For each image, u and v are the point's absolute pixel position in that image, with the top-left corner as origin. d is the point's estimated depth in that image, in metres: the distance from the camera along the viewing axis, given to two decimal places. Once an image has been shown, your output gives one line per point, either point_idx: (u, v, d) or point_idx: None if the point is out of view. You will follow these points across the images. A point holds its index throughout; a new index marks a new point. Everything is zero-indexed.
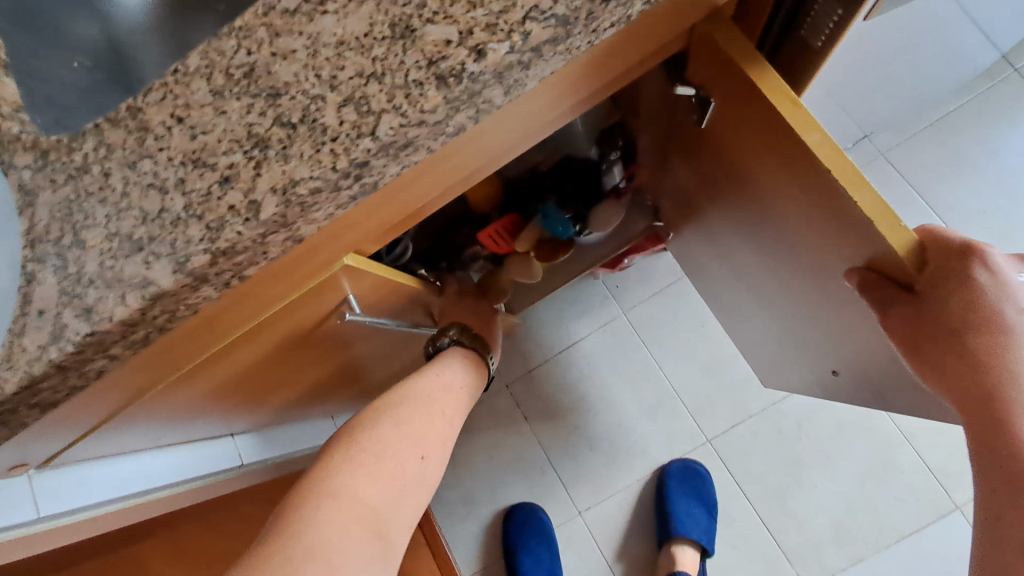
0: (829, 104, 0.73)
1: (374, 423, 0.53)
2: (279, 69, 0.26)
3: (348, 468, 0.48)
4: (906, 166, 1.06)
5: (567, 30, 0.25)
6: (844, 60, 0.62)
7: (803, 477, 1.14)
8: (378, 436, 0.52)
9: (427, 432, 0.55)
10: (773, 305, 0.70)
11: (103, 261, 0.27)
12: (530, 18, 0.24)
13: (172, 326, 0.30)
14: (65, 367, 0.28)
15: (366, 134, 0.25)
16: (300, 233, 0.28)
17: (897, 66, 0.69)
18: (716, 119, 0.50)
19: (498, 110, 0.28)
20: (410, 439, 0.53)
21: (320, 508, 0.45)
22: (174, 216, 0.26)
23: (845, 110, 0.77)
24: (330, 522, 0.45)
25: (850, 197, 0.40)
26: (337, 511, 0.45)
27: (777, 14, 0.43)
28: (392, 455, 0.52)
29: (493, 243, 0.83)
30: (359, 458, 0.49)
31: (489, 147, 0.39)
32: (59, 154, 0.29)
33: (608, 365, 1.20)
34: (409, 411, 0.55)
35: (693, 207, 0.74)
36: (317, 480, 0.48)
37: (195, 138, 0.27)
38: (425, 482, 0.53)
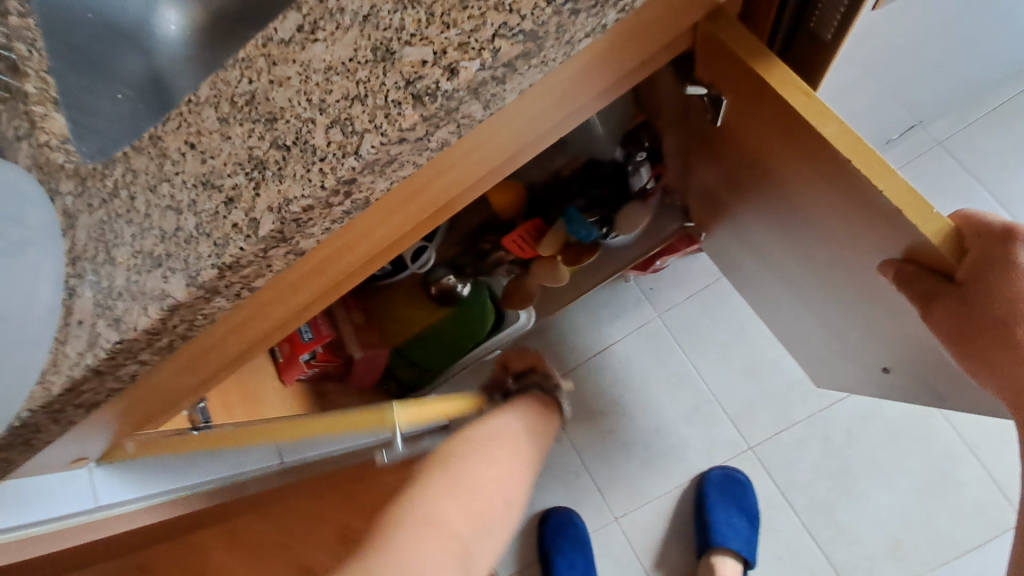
0: (868, 94, 0.69)
1: (466, 456, 0.56)
2: (276, 96, 0.29)
3: (442, 497, 0.51)
4: (966, 155, 0.98)
5: (538, 44, 0.26)
6: (879, 48, 0.58)
7: (853, 488, 1.08)
8: (472, 471, 0.54)
9: (512, 476, 0.58)
10: (809, 304, 0.67)
11: (130, 276, 0.30)
12: (500, 35, 0.25)
13: (192, 334, 0.33)
14: (101, 371, 0.31)
15: (350, 153, 0.27)
16: (300, 246, 0.30)
17: (944, 48, 0.65)
18: (730, 116, 0.48)
19: (481, 123, 0.29)
20: (500, 480, 0.56)
21: (418, 532, 0.47)
22: (188, 234, 0.29)
23: (891, 98, 0.73)
24: (426, 546, 0.46)
25: (877, 186, 0.37)
26: (433, 537, 0.47)
27: (786, 7, 0.42)
28: (484, 488, 0.54)
29: (517, 248, 0.84)
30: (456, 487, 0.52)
31: (489, 157, 0.40)
32: (95, 181, 0.32)
33: (644, 369, 1.18)
34: (499, 448, 0.58)
35: (722, 206, 0.71)
36: (411, 506, 0.49)
37: (205, 163, 0.30)
38: (504, 521, 0.56)
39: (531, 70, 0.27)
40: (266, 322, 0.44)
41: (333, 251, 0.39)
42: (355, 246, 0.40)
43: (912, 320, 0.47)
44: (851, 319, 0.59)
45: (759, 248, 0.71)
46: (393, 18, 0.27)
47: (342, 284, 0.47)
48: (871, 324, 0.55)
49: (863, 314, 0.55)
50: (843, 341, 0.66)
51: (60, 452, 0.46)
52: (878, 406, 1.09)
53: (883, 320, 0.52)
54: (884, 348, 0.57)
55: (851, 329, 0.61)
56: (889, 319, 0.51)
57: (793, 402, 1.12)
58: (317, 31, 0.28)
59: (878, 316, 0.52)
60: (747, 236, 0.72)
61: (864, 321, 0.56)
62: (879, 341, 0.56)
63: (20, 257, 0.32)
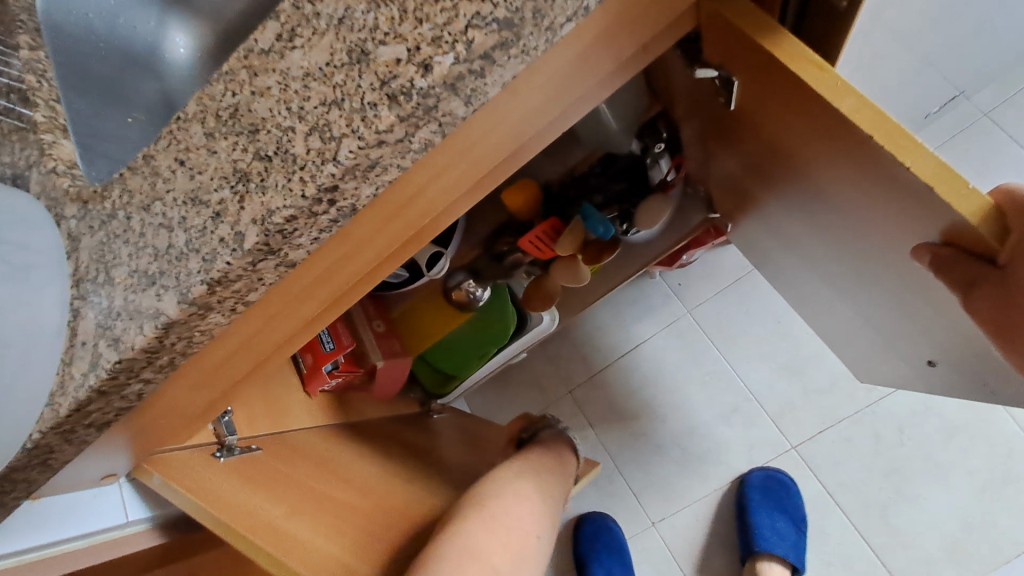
0: (901, 67, 0.65)
1: (500, 495, 0.58)
2: (257, 107, 0.28)
3: (484, 533, 0.51)
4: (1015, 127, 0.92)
5: (514, 32, 0.24)
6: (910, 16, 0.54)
7: (908, 488, 1.01)
8: (505, 508, 0.56)
9: (543, 514, 0.61)
10: (847, 295, 0.63)
11: (127, 295, 0.30)
12: (473, 27, 0.24)
13: (193, 351, 0.33)
14: (105, 391, 0.32)
15: (329, 160, 0.26)
16: (290, 258, 0.30)
17: (980, 13, 0.60)
18: (745, 98, 0.45)
19: (465, 121, 0.27)
20: (532, 517, 0.59)
21: (464, 566, 0.47)
22: (179, 252, 0.29)
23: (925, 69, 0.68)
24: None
25: (903, 162, 0.34)
26: (478, 571, 0.47)
27: None
28: (522, 523, 0.57)
29: (535, 248, 0.82)
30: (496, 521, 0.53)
31: (488, 156, 0.38)
32: (96, 204, 0.33)
33: (676, 368, 1.14)
34: (527, 487, 0.61)
35: (747, 195, 0.68)
36: (454, 538, 0.49)
37: (193, 178, 0.29)
38: (540, 556, 0.57)
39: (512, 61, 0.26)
40: (276, 335, 0.44)
41: (334, 261, 0.38)
42: (355, 255, 0.39)
43: (957, 307, 0.43)
44: (894, 310, 0.54)
45: (789, 240, 0.67)
46: (367, 17, 0.26)
47: (351, 296, 0.47)
48: (915, 315, 0.51)
49: (906, 303, 0.51)
50: (885, 333, 0.61)
51: (86, 468, 0.47)
52: (933, 401, 1.02)
53: (928, 309, 0.47)
54: (929, 339, 0.52)
55: (894, 321, 0.56)
56: (935, 311, 0.46)
57: (837, 398, 1.06)
58: (295, 37, 0.28)
59: (922, 306, 0.48)
60: (776, 226, 0.68)
61: (905, 310, 0.52)
62: (926, 333, 0.52)
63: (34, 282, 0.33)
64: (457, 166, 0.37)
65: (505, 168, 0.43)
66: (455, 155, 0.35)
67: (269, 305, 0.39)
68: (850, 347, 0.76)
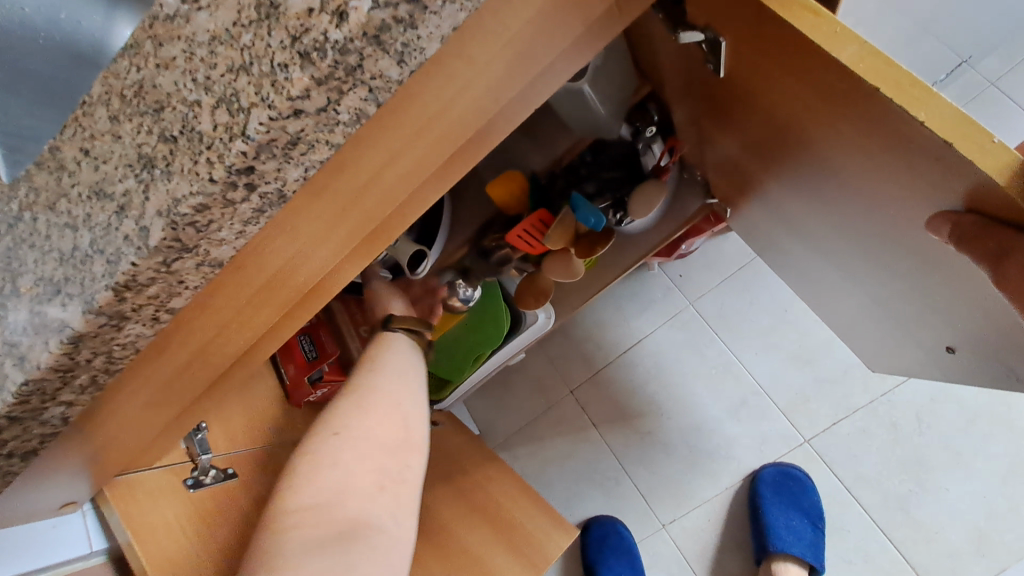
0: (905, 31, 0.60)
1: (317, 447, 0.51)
2: (162, 81, 0.24)
3: (304, 479, 0.48)
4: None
5: None
6: None
7: (929, 479, 0.96)
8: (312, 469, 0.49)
9: (375, 448, 0.53)
10: (856, 278, 0.58)
11: (31, 308, 0.27)
12: None
13: (118, 367, 0.29)
14: (18, 418, 0.28)
15: (237, 135, 0.22)
16: (213, 256, 0.26)
17: None
18: (737, 61, 0.41)
19: (400, 87, 0.23)
20: (359, 450, 0.52)
21: (288, 519, 0.46)
22: (82, 254, 0.25)
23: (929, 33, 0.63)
24: (293, 532, 0.45)
25: (917, 116, 0.30)
26: (299, 523, 0.46)
27: None
28: (342, 477, 0.49)
29: (525, 243, 0.78)
30: (322, 464, 0.49)
31: (448, 135, 0.34)
32: (1, 206, 0.30)
33: (680, 363, 1.09)
34: (338, 459, 0.50)
35: (746, 176, 0.63)
36: (288, 496, 0.47)
37: (98, 169, 0.26)
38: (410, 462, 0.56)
39: (450, 7, 0.22)
40: (231, 349, 0.40)
41: (282, 261, 0.34)
42: (309, 253, 0.35)
43: (982, 284, 0.38)
44: (910, 292, 0.50)
45: (794, 222, 0.62)
46: None
47: (314, 302, 0.43)
48: (934, 296, 0.46)
49: (922, 283, 0.46)
50: (900, 318, 0.57)
51: (34, 497, 0.44)
52: (952, 388, 0.96)
53: (949, 289, 0.43)
54: (948, 320, 0.48)
55: (910, 304, 0.52)
56: (957, 290, 0.42)
57: (850, 387, 1.01)
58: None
59: (941, 286, 0.43)
60: (779, 209, 0.63)
61: (921, 290, 0.47)
62: (945, 316, 0.47)
63: None
64: (414, 148, 0.33)
65: (471, 151, 0.38)
66: (407, 132, 0.31)
67: (214, 312, 0.35)
68: (861, 334, 0.72)
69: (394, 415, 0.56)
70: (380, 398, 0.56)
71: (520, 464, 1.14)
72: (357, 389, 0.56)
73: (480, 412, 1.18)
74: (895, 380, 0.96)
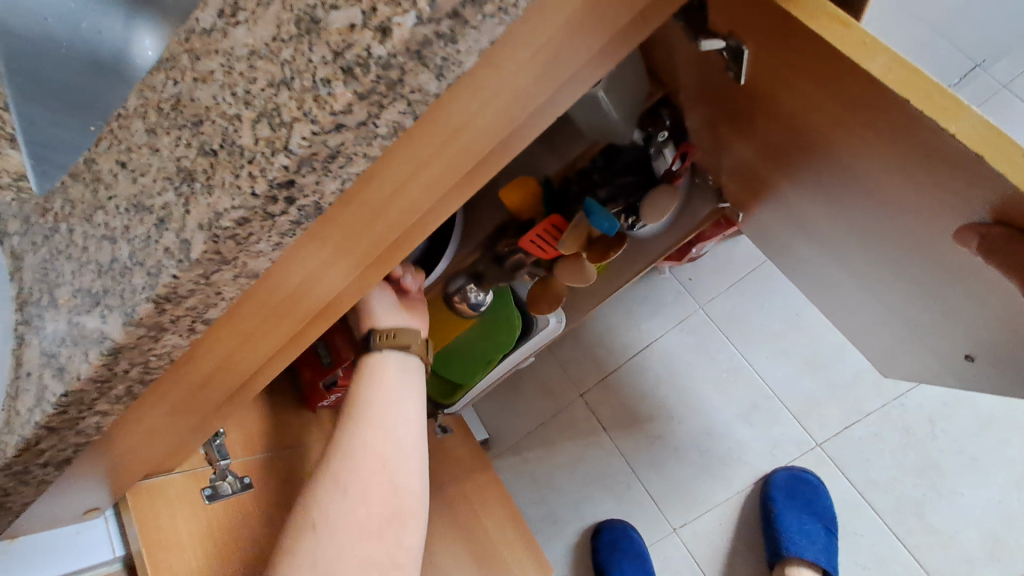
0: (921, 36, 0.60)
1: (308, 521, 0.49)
2: (200, 94, 0.25)
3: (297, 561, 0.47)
4: None
5: None
6: None
7: (943, 484, 0.95)
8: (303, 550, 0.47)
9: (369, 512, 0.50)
10: (871, 281, 0.58)
11: (71, 318, 0.27)
12: None
13: (152, 377, 0.29)
14: (55, 427, 0.29)
15: (281, 150, 0.22)
16: (250, 267, 0.26)
17: None
18: (758, 67, 0.41)
19: (438, 99, 0.24)
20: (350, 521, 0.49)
21: None
22: (121, 266, 0.26)
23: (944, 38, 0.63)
24: None
25: (946, 128, 0.30)
26: None
27: None
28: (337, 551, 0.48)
29: (537, 248, 0.78)
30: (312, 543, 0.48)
31: (475, 144, 0.34)
32: (38, 217, 0.30)
33: (690, 367, 1.09)
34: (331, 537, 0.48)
35: (762, 181, 0.63)
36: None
37: (135, 182, 0.26)
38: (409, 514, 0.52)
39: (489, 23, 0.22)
40: (254, 359, 0.41)
41: (309, 270, 0.35)
42: (335, 262, 0.36)
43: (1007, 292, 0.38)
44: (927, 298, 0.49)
45: (812, 228, 0.62)
46: None
47: (333, 311, 0.43)
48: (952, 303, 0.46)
49: (941, 287, 0.46)
50: (915, 322, 0.56)
51: (61, 501, 0.44)
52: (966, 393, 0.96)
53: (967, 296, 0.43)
54: (969, 327, 0.48)
55: (927, 310, 0.52)
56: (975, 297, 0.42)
57: (863, 391, 1.00)
58: (238, 12, 0.24)
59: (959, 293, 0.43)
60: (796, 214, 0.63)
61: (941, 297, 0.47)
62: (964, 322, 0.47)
63: None
64: (440, 156, 0.33)
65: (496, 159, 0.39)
66: (434, 141, 0.31)
67: (241, 322, 0.35)
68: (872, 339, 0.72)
69: (387, 464, 0.52)
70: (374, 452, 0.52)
71: (530, 467, 1.14)
72: (348, 441, 0.52)
73: (490, 416, 1.18)
74: (908, 384, 0.96)
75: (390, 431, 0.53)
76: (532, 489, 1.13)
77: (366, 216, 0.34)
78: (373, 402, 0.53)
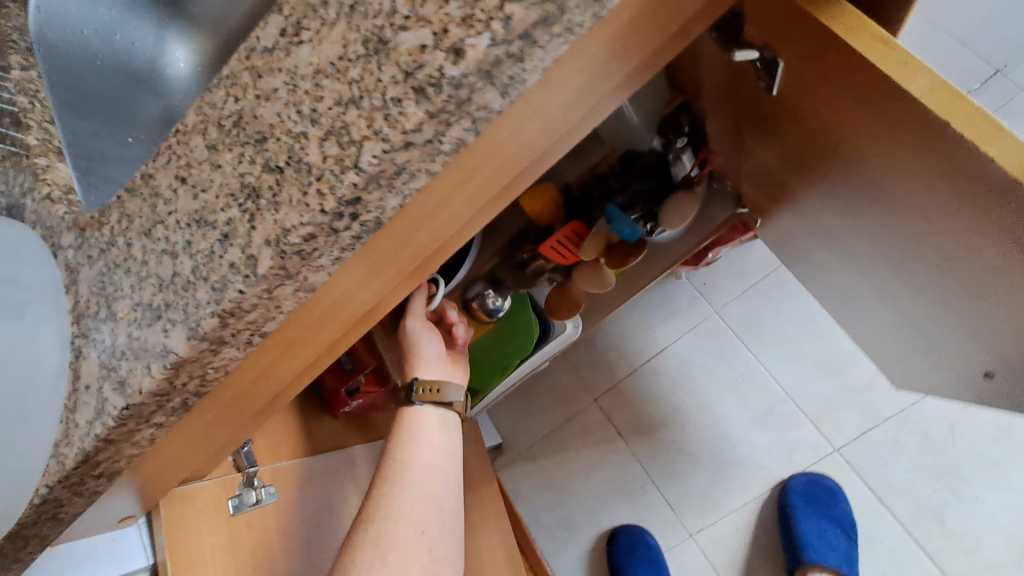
0: None
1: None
2: (264, 112, 0.25)
3: None
4: None
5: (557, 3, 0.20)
6: None
7: (963, 489, 0.95)
8: None
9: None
10: (891, 296, 0.58)
11: (130, 332, 0.27)
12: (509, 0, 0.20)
13: (207, 389, 0.30)
14: (113, 439, 0.29)
15: (351, 168, 0.23)
16: (310, 281, 0.26)
17: None
18: (791, 80, 0.41)
19: (499, 115, 0.24)
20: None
21: None
22: (184, 280, 0.26)
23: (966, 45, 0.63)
24: None
25: (986, 151, 0.31)
26: None
27: None
28: None
29: (557, 254, 0.79)
30: None
31: (517, 156, 0.35)
32: (93, 230, 0.31)
33: (705, 372, 1.09)
34: None
35: (785, 188, 0.63)
36: None
37: (197, 198, 0.26)
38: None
39: (554, 42, 0.22)
40: (291, 371, 0.41)
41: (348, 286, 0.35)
42: (372, 277, 0.36)
43: None
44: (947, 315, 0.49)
45: (831, 239, 0.63)
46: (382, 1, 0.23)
47: (363, 325, 0.43)
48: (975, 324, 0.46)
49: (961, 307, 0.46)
50: (935, 339, 0.56)
51: (99, 507, 0.45)
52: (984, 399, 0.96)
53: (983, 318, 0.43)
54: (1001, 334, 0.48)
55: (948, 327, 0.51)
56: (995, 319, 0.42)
57: (880, 396, 1.00)
58: (301, 32, 0.25)
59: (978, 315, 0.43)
60: (815, 224, 0.63)
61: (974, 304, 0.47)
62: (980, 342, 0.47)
63: (23, 320, 0.31)
64: (483, 167, 0.34)
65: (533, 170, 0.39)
66: (479, 154, 0.32)
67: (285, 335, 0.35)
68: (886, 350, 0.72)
69: (425, 525, 0.55)
70: (411, 516, 0.55)
71: (544, 472, 1.14)
72: (388, 500, 0.55)
73: (504, 420, 1.18)
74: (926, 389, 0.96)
75: (428, 497, 0.56)
76: (547, 494, 1.13)
77: (405, 230, 0.34)
78: (412, 463, 0.57)
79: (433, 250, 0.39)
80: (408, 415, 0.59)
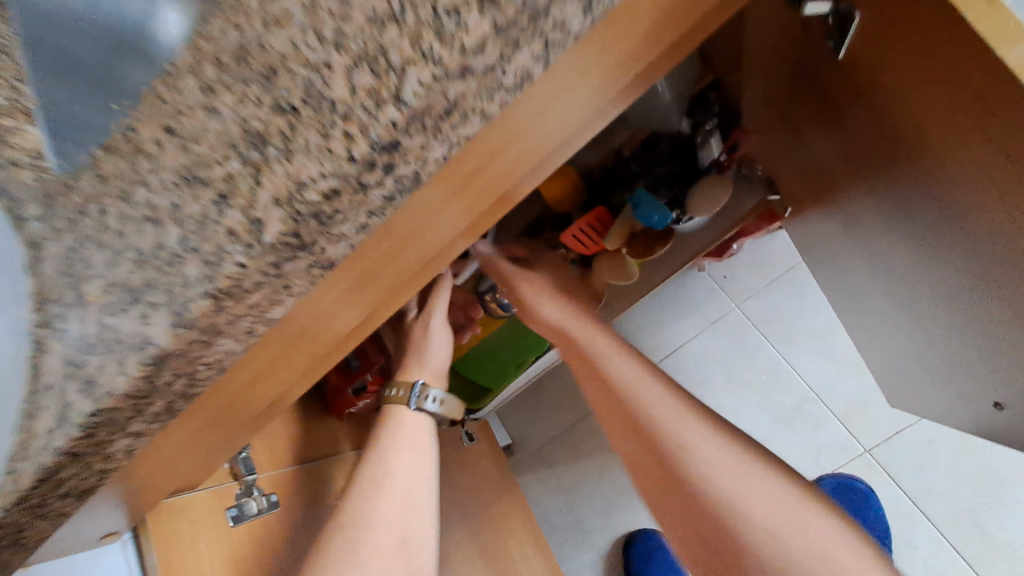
0: None
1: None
2: (272, 38, 0.19)
3: None
4: None
5: None
6: None
7: (1001, 492, 0.90)
8: None
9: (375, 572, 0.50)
10: (920, 327, 0.52)
11: (102, 319, 0.22)
12: None
13: (195, 392, 0.26)
14: (80, 453, 0.25)
15: (388, 103, 0.19)
16: (327, 254, 0.24)
17: None
18: (864, 45, 0.36)
19: (573, 38, 0.21)
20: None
21: None
22: (154, 267, 0.21)
23: None
24: None
25: None
26: None
27: None
28: None
29: (578, 243, 0.74)
30: None
31: (564, 118, 0.30)
32: (45, 181, 0.23)
33: (724, 370, 1.04)
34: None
35: (820, 185, 0.57)
36: None
37: (186, 152, 0.21)
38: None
39: None
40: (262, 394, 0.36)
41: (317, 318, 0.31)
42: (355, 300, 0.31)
43: None
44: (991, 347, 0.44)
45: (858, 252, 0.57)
46: None
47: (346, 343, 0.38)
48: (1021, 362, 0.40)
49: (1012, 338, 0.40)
50: (964, 377, 0.50)
51: (77, 527, 0.39)
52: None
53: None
54: None
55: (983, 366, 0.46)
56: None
57: None
58: None
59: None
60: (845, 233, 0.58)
61: None
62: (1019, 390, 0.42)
63: None
64: (526, 133, 0.28)
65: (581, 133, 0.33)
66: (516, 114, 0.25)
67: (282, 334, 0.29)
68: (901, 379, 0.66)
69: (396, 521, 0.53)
70: (382, 512, 0.53)
71: (556, 474, 1.10)
72: (363, 495, 0.53)
73: (513, 420, 1.13)
74: None
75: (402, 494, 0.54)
76: (559, 497, 1.09)
77: (424, 218, 0.28)
78: (391, 460, 0.55)
79: (441, 250, 0.34)
80: (390, 416, 0.58)
